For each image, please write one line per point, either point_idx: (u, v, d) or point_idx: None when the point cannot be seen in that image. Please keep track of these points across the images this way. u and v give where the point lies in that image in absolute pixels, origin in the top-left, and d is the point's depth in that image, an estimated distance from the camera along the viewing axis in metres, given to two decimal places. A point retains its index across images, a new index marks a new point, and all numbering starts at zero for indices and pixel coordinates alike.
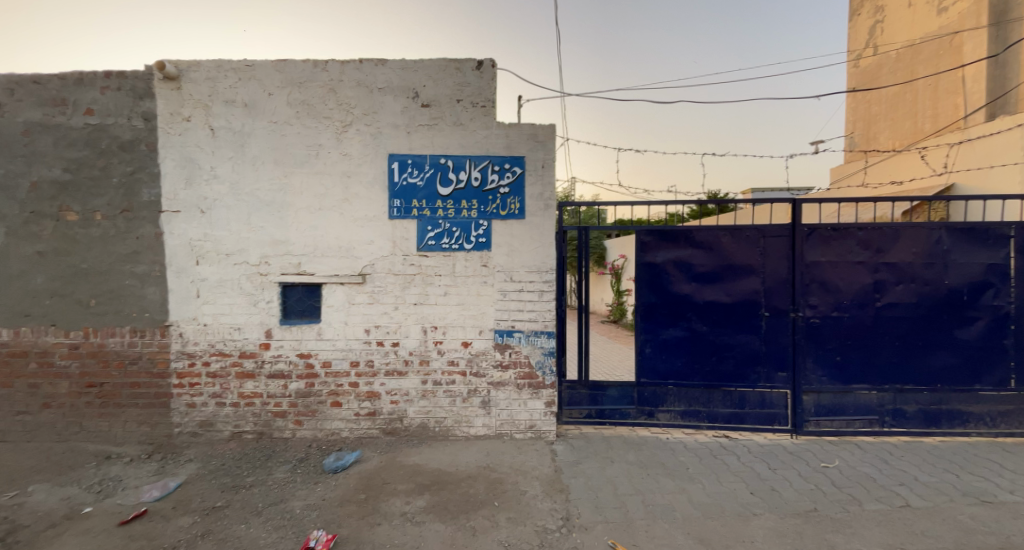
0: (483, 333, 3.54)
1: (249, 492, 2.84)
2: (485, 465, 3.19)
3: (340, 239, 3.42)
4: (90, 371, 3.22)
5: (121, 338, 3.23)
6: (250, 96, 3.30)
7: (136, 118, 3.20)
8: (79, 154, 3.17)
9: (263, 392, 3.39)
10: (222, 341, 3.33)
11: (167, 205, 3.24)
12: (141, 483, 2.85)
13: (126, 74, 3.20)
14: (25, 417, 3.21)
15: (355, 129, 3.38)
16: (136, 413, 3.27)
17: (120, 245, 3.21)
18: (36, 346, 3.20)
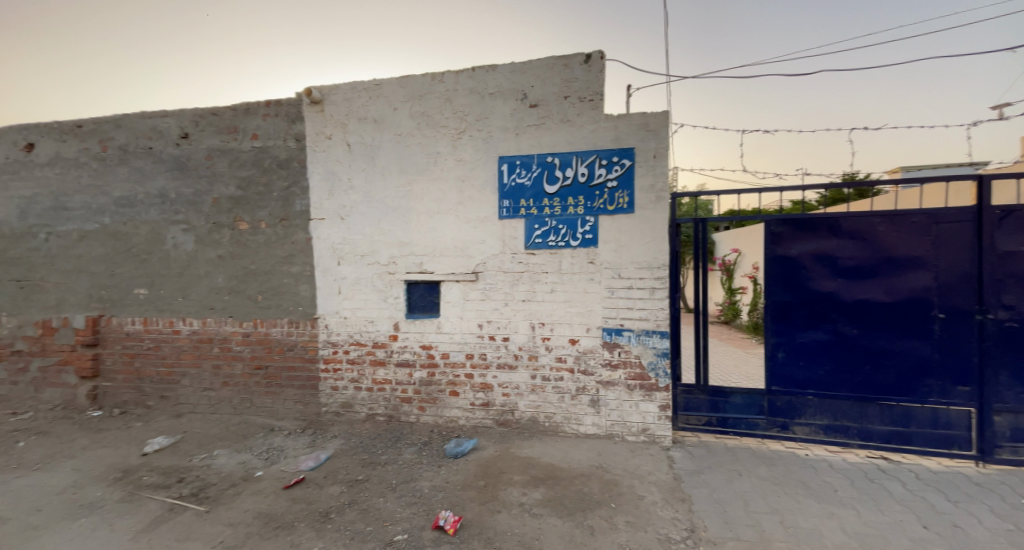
0: (591, 332, 3.47)
1: (384, 469, 3.15)
2: (597, 465, 3.12)
3: (455, 239, 3.63)
4: (258, 355, 3.80)
5: (282, 328, 3.78)
6: (378, 112, 3.65)
7: (290, 140, 3.73)
8: (248, 174, 3.78)
9: (392, 379, 3.74)
10: (358, 332, 3.75)
11: (315, 214, 3.73)
12: (299, 454, 3.32)
13: (282, 102, 3.74)
14: (211, 393, 3.84)
15: (469, 135, 3.56)
16: (292, 392, 3.80)
17: (280, 249, 3.77)
18: (218, 334, 3.83)
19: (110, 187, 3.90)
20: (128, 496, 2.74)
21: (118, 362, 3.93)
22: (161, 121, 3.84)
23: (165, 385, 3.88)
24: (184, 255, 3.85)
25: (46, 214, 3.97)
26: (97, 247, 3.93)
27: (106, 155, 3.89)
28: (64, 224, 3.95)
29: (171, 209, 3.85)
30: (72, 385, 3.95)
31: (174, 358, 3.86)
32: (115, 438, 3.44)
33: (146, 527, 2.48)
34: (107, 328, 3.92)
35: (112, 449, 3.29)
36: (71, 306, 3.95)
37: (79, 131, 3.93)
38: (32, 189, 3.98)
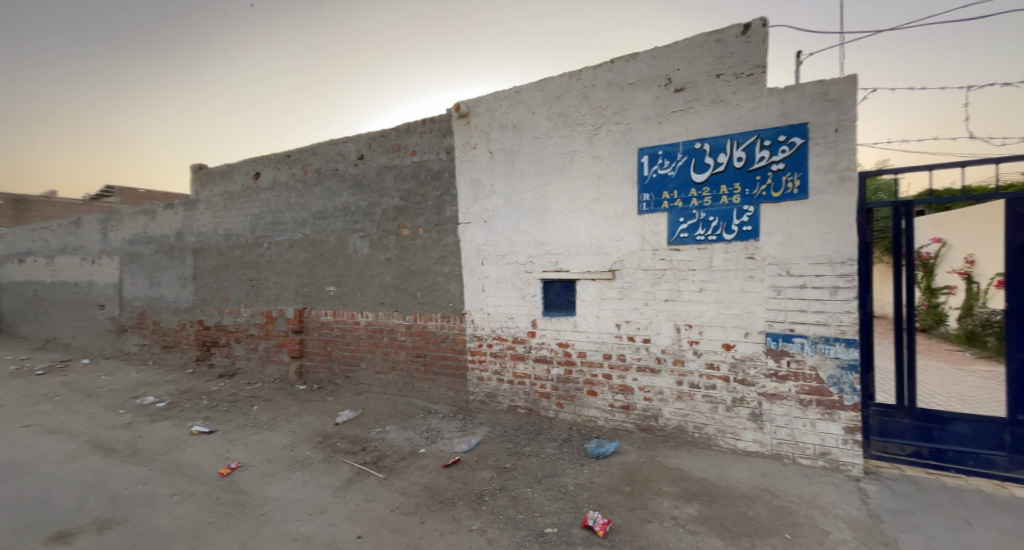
0: (750, 336, 3.06)
1: (528, 460, 3.26)
2: (763, 487, 2.75)
3: (593, 237, 3.54)
4: (418, 345, 4.28)
5: (436, 322, 4.20)
6: (518, 118, 3.79)
7: (442, 152, 4.11)
8: (408, 186, 4.29)
9: (532, 374, 3.84)
10: (500, 328, 3.94)
11: (462, 218, 4.05)
12: (453, 436, 3.64)
13: (435, 119, 4.15)
14: (381, 375, 4.45)
15: (607, 130, 3.45)
16: (446, 380, 4.18)
17: (434, 251, 4.20)
18: (387, 325, 4.42)
19: (309, 204, 4.80)
20: (328, 458, 3.33)
21: (316, 346, 4.81)
22: (343, 147, 4.59)
23: (348, 367, 4.63)
24: (361, 258, 4.55)
25: (268, 228, 5.06)
26: (300, 253, 4.88)
27: (306, 178, 4.80)
28: (279, 235, 4.99)
29: (352, 220, 4.58)
30: (286, 363, 4.95)
31: (355, 344, 4.58)
32: (316, 408, 4.22)
33: (342, 485, 2.97)
34: (308, 318, 4.84)
35: (313, 417, 4.03)
36: (285, 300, 4.97)
37: (288, 160, 4.91)
38: (259, 209, 5.11)
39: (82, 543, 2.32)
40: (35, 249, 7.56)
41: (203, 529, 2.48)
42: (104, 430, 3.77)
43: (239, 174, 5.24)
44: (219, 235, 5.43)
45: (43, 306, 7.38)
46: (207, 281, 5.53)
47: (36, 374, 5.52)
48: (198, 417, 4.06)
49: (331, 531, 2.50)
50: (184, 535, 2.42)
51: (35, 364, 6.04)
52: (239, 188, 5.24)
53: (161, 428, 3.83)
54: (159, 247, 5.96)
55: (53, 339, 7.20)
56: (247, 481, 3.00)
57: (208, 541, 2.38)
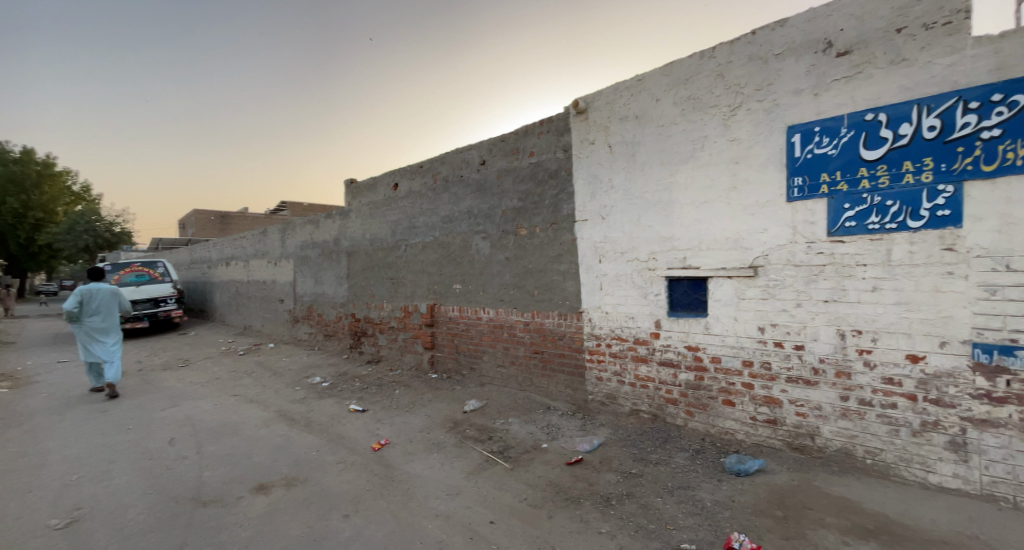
0: (949, 347, 2.46)
1: (657, 468, 3.07)
2: (973, 537, 2.18)
3: (727, 230, 3.19)
4: (536, 341, 4.35)
5: (554, 319, 4.21)
6: (641, 107, 3.60)
7: (560, 151, 4.12)
8: (527, 187, 4.38)
9: (656, 378, 3.60)
10: (620, 327, 3.78)
11: (579, 216, 3.99)
12: (574, 435, 3.61)
13: (553, 119, 4.17)
14: (502, 369, 4.63)
15: (746, 109, 3.08)
16: (563, 378, 4.16)
17: (551, 249, 4.22)
18: (507, 321, 4.58)
19: (438, 208, 5.22)
20: (459, 443, 3.56)
21: (444, 339, 5.20)
22: (467, 154, 4.89)
23: (472, 359, 4.91)
24: (483, 257, 4.79)
25: (404, 232, 5.64)
26: (431, 254, 5.33)
27: (435, 185, 5.23)
28: (414, 238, 5.53)
29: (475, 222, 4.85)
30: (419, 353, 5.45)
31: (479, 338, 4.84)
32: (446, 396, 4.57)
33: (473, 471, 3.16)
34: (438, 313, 5.27)
35: (444, 404, 4.38)
36: (419, 297, 5.48)
37: (420, 170, 5.41)
38: (397, 215, 5.73)
39: (277, 495, 2.84)
40: (237, 255, 9.57)
41: (362, 496, 2.85)
42: (287, 402, 4.58)
43: (381, 186, 5.95)
44: (365, 239, 6.23)
45: (243, 300, 9.30)
46: (356, 280, 6.38)
47: (238, 354, 6.96)
48: (353, 397, 4.70)
49: (466, 513, 2.66)
50: (348, 499, 2.81)
51: (238, 345, 7.62)
52: (381, 198, 5.95)
53: (326, 404, 4.52)
54: (321, 251, 7.07)
55: (249, 326, 9.03)
56: (394, 457, 3.37)
57: (366, 507, 2.72)
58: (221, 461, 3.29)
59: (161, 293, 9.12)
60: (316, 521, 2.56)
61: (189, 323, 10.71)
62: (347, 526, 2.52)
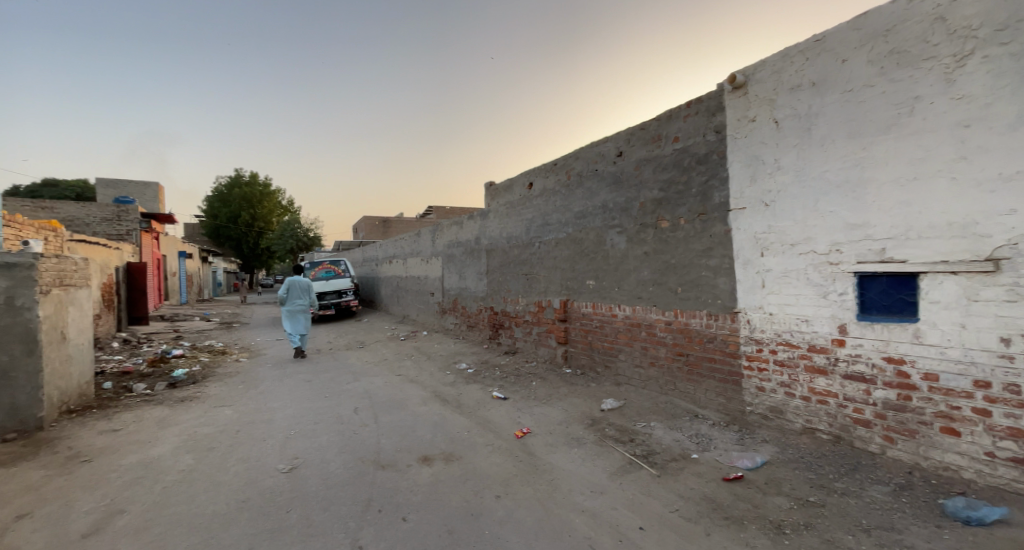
0: None
1: (843, 500, 2.57)
2: None
3: (950, 213, 2.50)
4: (680, 343, 4.04)
5: (701, 320, 3.86)
6: (819, 72, 3.06)
7: (710, 133, 3.75)
8: (669, 175, 4.10)
9: (839, 393, 3.03)
10: (790, 331, 3.27)
11: (734, 204, 3.58)
12: (730, 449, 3.25)
13: (703, 99, 3.83)
14: (640, 370, 4.41)
15: (983, 55, 2.37)
16: (713, 384, 3.78)
17: (699, 242, 3.87)
18: (646, 320, 4.36)
19: (572, 204, 5.22)
20: (599, 441, 3.51)
21: (578, 335, 5.18)
22: (603, 147, 4.79)
23: (607, 357, 4.79)
24: (619, 252, 4.62)
25: (539, 229, 5.78)
26: (565, 250, 5.36)
27: (570, 181, 5.24)
28: (548, 235, 5.63)
29: (610, 216, 4.72)
30: (554, 347, 5.53)
31: (614, 336, 4.71)
32: (583, 392, 4.54)
33: (617, 472, 3.07)
34: (572, 309, 5.27)
35: (581, 400, 4.36)
36: (553, 292, 5.57)
37: (555, 168, 5.48)
38: (532, 213, 5.91)
39: (438, 468, 3.16)
40: (397, 254, 11.02)
41: (510, 480, 2.99)
42: (440, 385, 5.09)
43: (517, 185, 6.20)
44: (503, 238, 6.56)
45: (401, 293, 10.67)
46: (495, 275, 6.77)
47: (400, 339, 8.01)
48: (495, 385, 5.00)
49: (614, 514, 2.59)
50: (497, 481, 2.98)
51: (399, 331, 8.79)
52: (517, 197, 6.20)
53: (472, 389, 4.90)
54: (464, 249, 7.68)
55: (406, 316, 10.33)
56: (537, 447, 3.47)
57: (514, 491, 2.85)
58: (391, 432, 3.80)
59: (343, 286, 10.93)
60: (472, 497, 2.77)
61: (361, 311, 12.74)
62: (499, 507, 2.67)
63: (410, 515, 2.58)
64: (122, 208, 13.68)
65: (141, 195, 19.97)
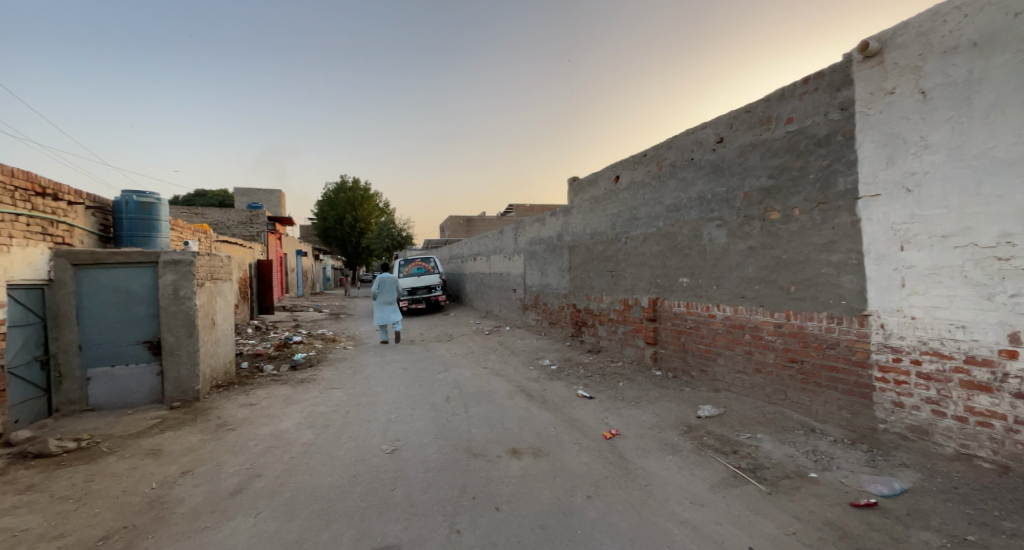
0: None
1: (1015, 543, 2.07)
2: None
3: None
4: (792, 348, 3.63)
5: (819, 323, 3.43)
6: (981, 30, 2.49)
7: (833, 111, 3.31)
8: (781, 161, 3.70)
9: (1008, 415, 2.46)
10: (938, 339, 2.73)
11: (864, 191, 3.11)
12: (859, 471, 2.83)
13: (824, 74, 3.40)
14: (743, 376, 4.05)
15: None
16: (835, 396, 3.34)
17: (817, 235, 3.43)
18: (750, 322, 3.99)
19: (663, 197, 4.95)
20: (697, 450, 3.28)
21: (669, 336, 4.91)
22: (701, 134, 4.47)
23: (703, 361, 4.47)
24: (718, 247, 4.29)
25: (626, 224, 5.58)
26: (654, 245, 5.11)
27: (661, 172, 4.98)
28: (635, 230, 5.41)
29: (708, 209, 4.39)
30: (642, 347, 5.31)
31: (711, 338, 4.38)
32: (675, 396, 4.30)
33: (719, 484, 2.84)
34: (662, 308, 5.01)
35: (674, 404, 4.13)
36: (641, 290, 5.34)
37: (644, 159, 5.26)
38: (618, 208, 5.72)
39: (527, 462, 3.19)
40: (481, 251, 11.40)
41: (601, 481, 2.92)
42: (525, 380, 5.16)
43: (603, 179, 6.05)
44: (587, 234, 6.45)
45: (485, 289, 11.02)
46: (579, 272, 6.69)
47: (485, 333, 8.28)
48: (580, 383, 4.93)
49: (717, 529, 2.39)
50: (588, 480, 2.93)
51: (484, 326, 9.09)
52: (602, 192, 6.05)
53: (556, 386, 4.88)
54: (547, 246, 7.69)
55: (489, 311, 10.64)
56: (628, 450, 3.35)
57: (606, 493, 2.77)
58: (481, 422, 3.93)
59: (432, 282, 11.61)
60: (564, 494, 2.75)
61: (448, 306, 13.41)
62: (591, 508, 2.61)
63: (503, 505, 2.63)
64: (253, 213, 15.90)
65: (267, 201, 23.06)
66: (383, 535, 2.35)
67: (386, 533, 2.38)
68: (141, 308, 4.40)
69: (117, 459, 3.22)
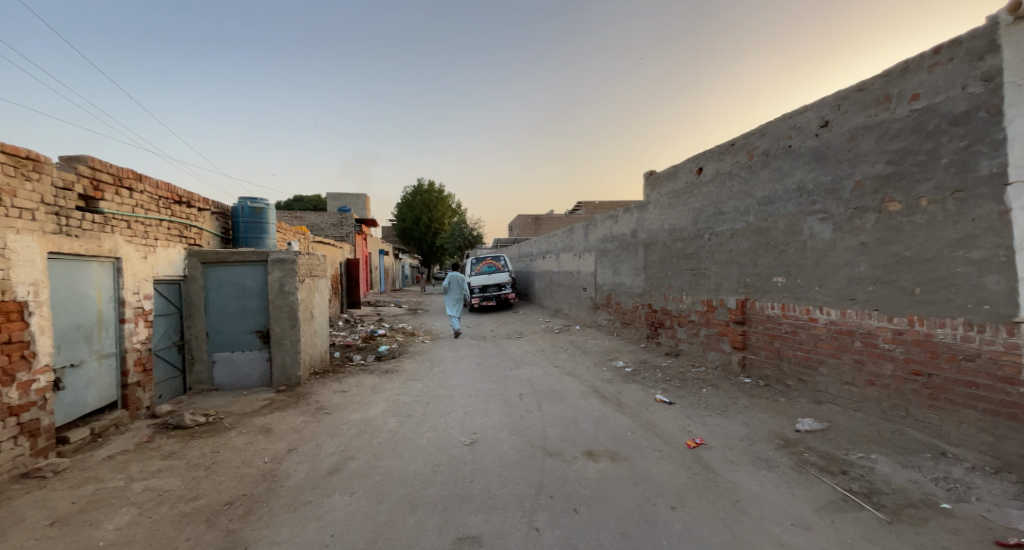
0: None
1: None
2: None
3: None
4: (917, 359, 3.15)
5: (952, 331, 2.94)
6: None
7: (973, 84, 2.82)
8: (904, 144, 3.23)
9: None
10: None
11: (1016, 175, 2.60)
12: (1008, 507, 2.37)
13: (961, 40, 2.91)
14: (852, 388, 3.61)
15: None
16: (974, 417, 2.83)
17: (951, 229, 2.95)
18: (861, 327, 3.54)
19: (755, 189, 4.57)
20: (797, 467, 2.98)
21: (761, 340, 4.52)
22: (801, 118, 4.06)
23: (802, 369, 4.06)
24: (821, 244, 3.86)
25: (709, 219, 5.24)
26: (743, 242, 4.73)
27: (752, 163, 4.61)
28: (721, 225, 5.06)
29: (808, 201, 3.97)
30: (728, 352, 4.95)
31: (811, 344, 3.96)
32: (768, 406, 3.95)
33: (825, 507, 2.54)
34: (752, 310, 4.64)
35: (767, 415, 3.79)
36: (727, 290, 4.98)
37: (733, 149, 4.90)
38: (701, 202, 5.38)
39: (605, 465, 3.11)
40: (551, 249, 11.36)
41: (686, 491, 2.75)
42: (598, 381, 5.05)
43: (684, 172, 5.74)
44: (665, 230, 6.16)
45: (554, 287, 10.97)
46: (655, 271, 6.41)
47: (555, 331, 8.25)
48: (658, 387, 4.72)
49: None
50: (671, 489, 2.78)
51: (554, 324, 9.06)
52: (683, 186, 5.74)
53: (632, 388, 4.72)
54: (620, 243, 7.47)
55: (558, 310, 10.58)
56: (715, 461, 3.13)
57: (693, 504, 2.60)
58: (556, 421, 3.91)
59: (502, 279, 11.81)
60: (645, 501, 2.64)
61: (517, 303, 13.54)
62: (676, 520, 2.46)
63: (582, 508, 2.59)
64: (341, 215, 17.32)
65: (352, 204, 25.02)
66: (465, 525, 2.41)
67: (468, 523, 2.44)
68: (254, 301, 4.96)
69: (236, 434, 3.65)
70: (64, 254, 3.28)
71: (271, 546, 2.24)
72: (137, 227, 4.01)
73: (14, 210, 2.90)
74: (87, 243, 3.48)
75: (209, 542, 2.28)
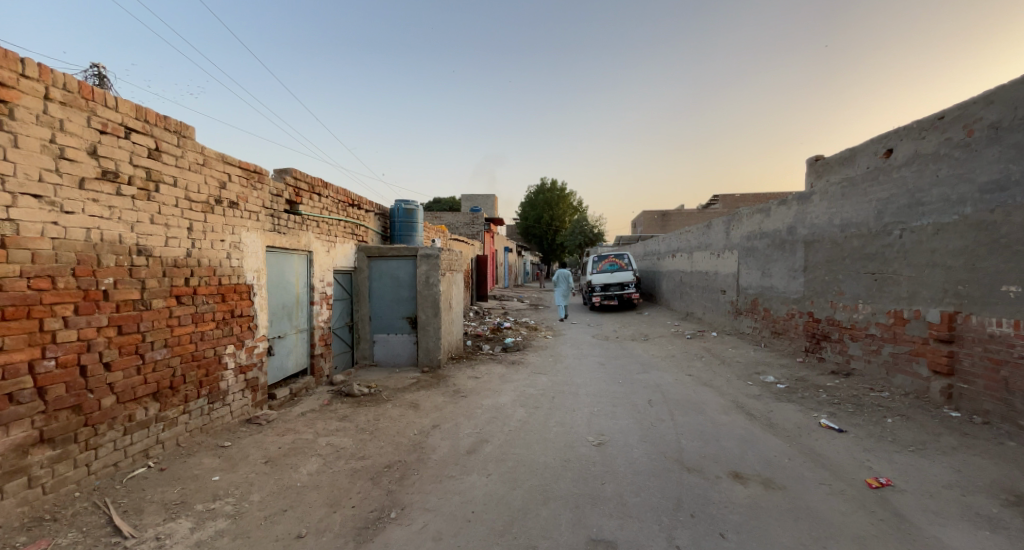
0: None
1: None
2: None
3: None
4: None
5: None
6: None
7: None
8: None
9: None
10: None
11: None
12: None
13: None
14: None
15: None
16: None
17: None
18: None
19: (975, 173, 3.59)
20: None
21: (979, 365, 3.54)
22: None
23: None
24: None
25: (902, 213, 4.29)
26: (954, 240, 3.76)
27: (972, 139, 3.63)
28: (920, 219, 4.10)
29: None
30: (926, 376, 4.00)
31: None
32: (989, 450, 3.07)
33: None
34: (964, 326, 3.67)
35: (989, 461, 2.95)
36: (926, 300, 4.02)
37: (941, 123, 3.93)
38: (891, 192, 4.44)
39: (756, 491, 2.76)
40: (682, 248, 10.57)
41: (868, 539, 2.28)
42: (742, 395, 4.53)
43: (865, 156, 4.81)
44: (835, 225, 5.24)
45: (685, 288, 10.21)
46: (819, 273, 5.50)
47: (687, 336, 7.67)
48: (822, 410, 4.04)
49: None
50: (846, 532, 2.34)
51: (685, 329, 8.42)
52: (862, 172, 4.81)
53: (787, 408, 4.12)
54: (771, 241, 6.59)
55: (689, 313, 9.81)
56: (907, 508, 2.55)
57: None
58: (693, 434, 3.61)
59: (627, 279, 11.38)
60: (810, 540, 2.26)
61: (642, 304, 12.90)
62: None
63: (730, 534, 2.33)
64: (473, 214, 18.73)
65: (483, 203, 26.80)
66: (599, 527, 2.37)
67: (601, 526, 2.39)
68: (406, 290, 5.58)
69: (391, 407, 4.16)
70: (276, 248, 4.12)
71: (421, 511, 2.49)
72: (324, 226, 4.84)
73: (247, 213, 3.73)
74: (291, 239, 4.31)
75: (373, 498, 2.64)
